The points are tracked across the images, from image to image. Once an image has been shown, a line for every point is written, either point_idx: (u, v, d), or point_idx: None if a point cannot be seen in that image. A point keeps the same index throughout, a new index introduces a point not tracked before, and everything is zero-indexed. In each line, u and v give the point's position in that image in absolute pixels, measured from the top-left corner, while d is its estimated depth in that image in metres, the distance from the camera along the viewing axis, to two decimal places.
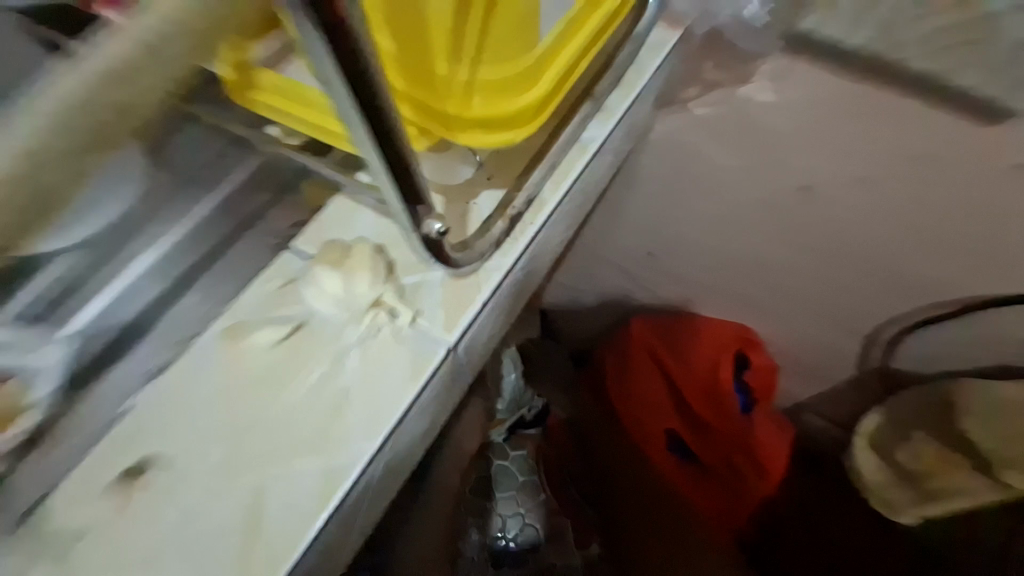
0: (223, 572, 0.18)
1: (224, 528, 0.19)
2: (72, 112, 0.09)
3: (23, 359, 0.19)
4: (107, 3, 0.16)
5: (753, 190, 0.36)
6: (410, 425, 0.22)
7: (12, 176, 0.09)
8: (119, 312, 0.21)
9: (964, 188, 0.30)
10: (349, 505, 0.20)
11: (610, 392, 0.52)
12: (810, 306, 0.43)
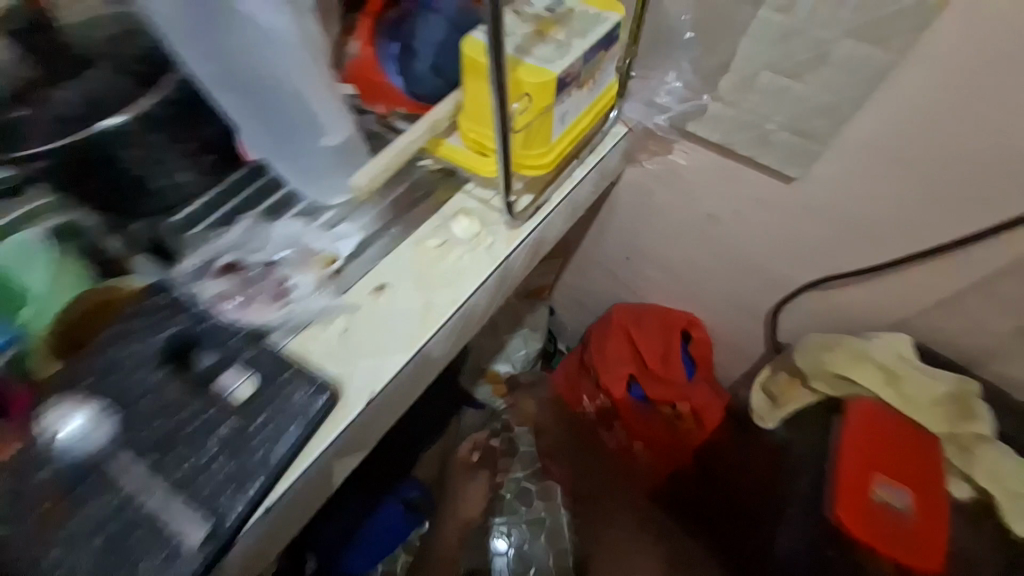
0: (397, 342, 0.39)
1: (400, 323, 0.40)
2: (390, 161, 0.39)
3: (331, 241, 0.42)
4: (378, 99, 0.43)
5: (684, 213, 0.60)
6: (479, 298, 0.42)
7: (371, 179, 0.38)
8: (363, 230, 0.44)
9: (789, 221, 0.52)
10: (442, 330, 0.40)
11: (594, 352, 0.76)
12: (729, 298, 0.66)
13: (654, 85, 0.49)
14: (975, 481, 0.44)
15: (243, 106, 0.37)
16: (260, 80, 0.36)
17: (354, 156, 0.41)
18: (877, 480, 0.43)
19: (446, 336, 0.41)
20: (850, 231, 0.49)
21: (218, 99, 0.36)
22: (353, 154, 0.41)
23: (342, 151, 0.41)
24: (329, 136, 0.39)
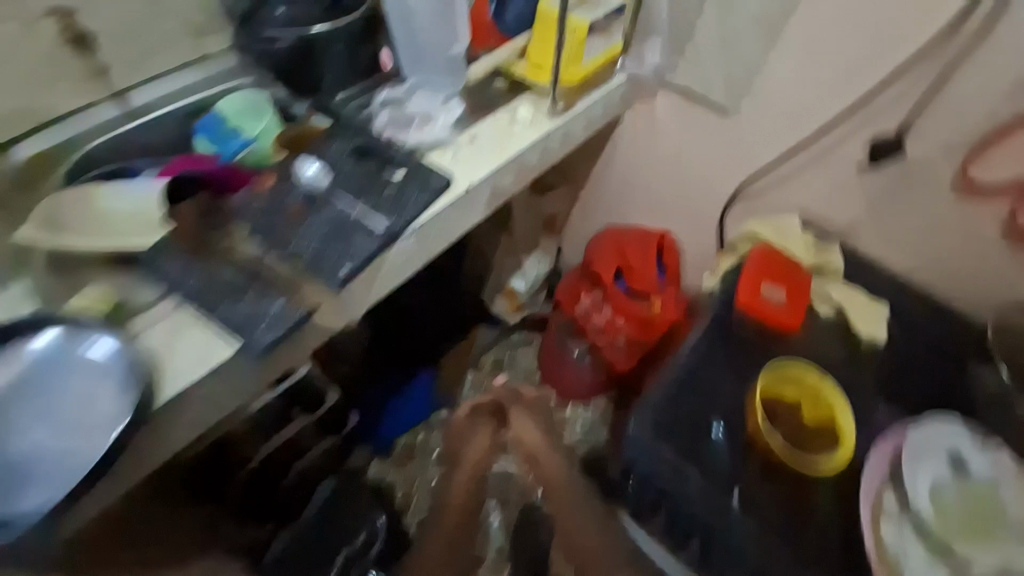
0: (486, 162, 0.65)
1: (487, 154, 0.66)
2: (484, 69, 0.73)
3: (442, 109, 0.68)
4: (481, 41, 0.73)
5: (662, 145, 0.87)
6: (531, 152, 0.69)
7: (478, 74, 0.73)
8: (460, 108, 0.69)
9: (727, 148, 0.80)
10: (510, 163, 0.66)
11: (589, 255, 1.04)
12: (690, 214, 0.93)
13: (646, 47, 0.77)
14: (832, 300, 0.69)
15: (406, 32, 0.69)
16: (421, 13, 0.67)
17: (459, 67, 0.71)
18: (765, 284, 0.67)
19: (510, 170, 0.67)
20: (763, 152, 0.77)
21: (393, 26, 0.69)
22: (457, 68, 0.70)
23: (453, 63, 0.70)
24: (455, 47, 0.69)
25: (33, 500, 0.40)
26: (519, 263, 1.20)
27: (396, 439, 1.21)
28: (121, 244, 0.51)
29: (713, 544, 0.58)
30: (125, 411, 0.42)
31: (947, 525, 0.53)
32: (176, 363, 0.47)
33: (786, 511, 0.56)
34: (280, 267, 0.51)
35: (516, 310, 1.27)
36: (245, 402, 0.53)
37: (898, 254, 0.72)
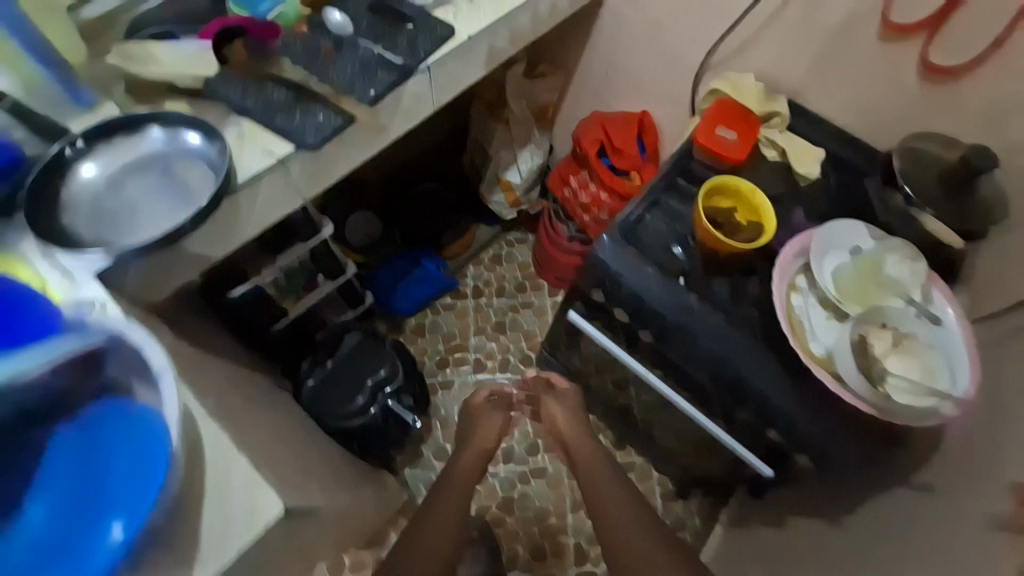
0: (483, 16, 0.75)
1: (484, 8, 0.76)
2: None
3: None
4: None
5: (640, 22, 0.98)
6: (523, 10, 0.79)
7: None
8: None
9: (695, 18, 0.91)
10: (505, 16, 0.76)
11: (576, 136, 1.14)
12: (667, 92, 1.05)
13: None
14: (778, 146, 0.82)
15: None
16: None
17: None
18: (717, 126, 0.81)
19: (505, 25, 0.78)
20: (726, 19, 0.87)
21: None
22: None
23: None
24: None
25: (150, 231, 0.54)
26: (516, 158, 1.27)
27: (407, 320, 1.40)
28: (178, 74, 0.62)
29: (670, 328, 0.73)
30: (221, 176, 0.57)
31: (842, 294, 0.69)
32: (243, 153, 0.59)
33: (724, 295, 0.72)
34: (322, 91, 0.64)
35: (513, 204, 1.34)
36: (297, 207, 0.67)
37: (837, 105, 0.84)
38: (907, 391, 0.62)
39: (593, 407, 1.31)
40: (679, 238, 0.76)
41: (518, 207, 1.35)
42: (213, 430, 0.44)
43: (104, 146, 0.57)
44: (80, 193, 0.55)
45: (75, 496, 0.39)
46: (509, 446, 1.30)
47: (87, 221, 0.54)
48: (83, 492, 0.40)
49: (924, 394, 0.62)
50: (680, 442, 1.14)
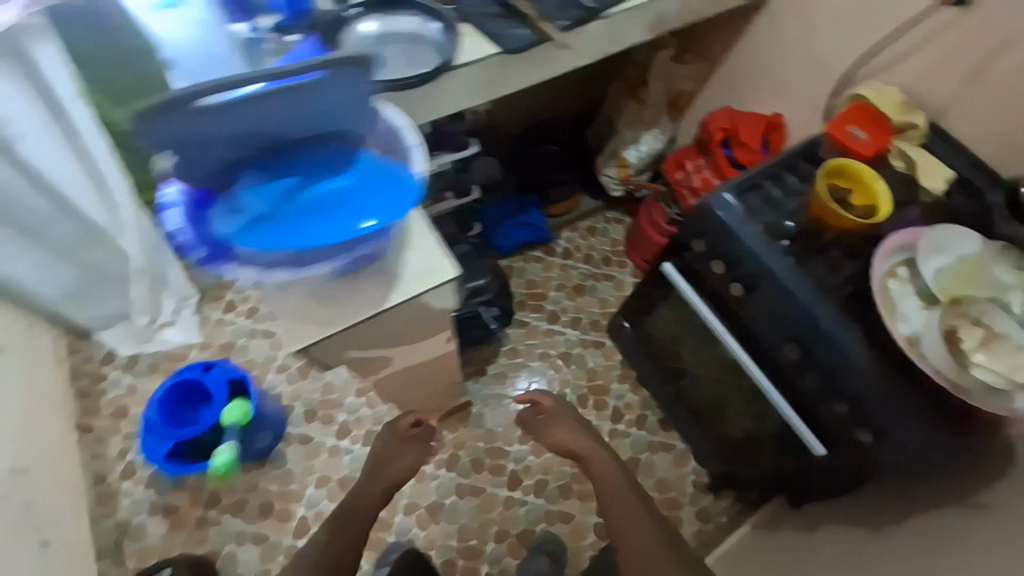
0: None
1: None
2: None
3: None
4: None
5: (795, 24, 1.06)
6: None
7: None
8: None
9: (851, 26, 0.97)
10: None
11: (704, 123, 1.21)
12: (804, 97, 1.11)
13: None
14: (908, 156, 0.86)
15: None
16: None
17: None
18: (852, 125, 0.87)
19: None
20: (883, 31, 0.93)
21: None
22: None
23: None
24: None
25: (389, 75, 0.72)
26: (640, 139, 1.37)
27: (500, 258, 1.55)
28: None
29: (761, 284, 0.80)
30: (446, 52, 0.74)
31: (940, 286, 0.73)
32: (462, 43, 0.76)
33: (819, 267, 0.78)
34: (527, 11, 0.80)
35: (623, 181, 1.43)
36: (480, 102, 0.83)
37: (978, 131, 0.86)
38: (990, 378, 0.66)
39: (644, 380, 1.36)
40: (788, 212, 0.83)
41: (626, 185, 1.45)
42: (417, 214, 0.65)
43: (377, 14, 0.75)
44: (346, 37, 0.73)
45: (360, 190, 0.56)
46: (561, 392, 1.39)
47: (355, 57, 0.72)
48: (364, 189, 0.56)
49: (1006, 385, 0.66)
50: (723, 437, 1.19)
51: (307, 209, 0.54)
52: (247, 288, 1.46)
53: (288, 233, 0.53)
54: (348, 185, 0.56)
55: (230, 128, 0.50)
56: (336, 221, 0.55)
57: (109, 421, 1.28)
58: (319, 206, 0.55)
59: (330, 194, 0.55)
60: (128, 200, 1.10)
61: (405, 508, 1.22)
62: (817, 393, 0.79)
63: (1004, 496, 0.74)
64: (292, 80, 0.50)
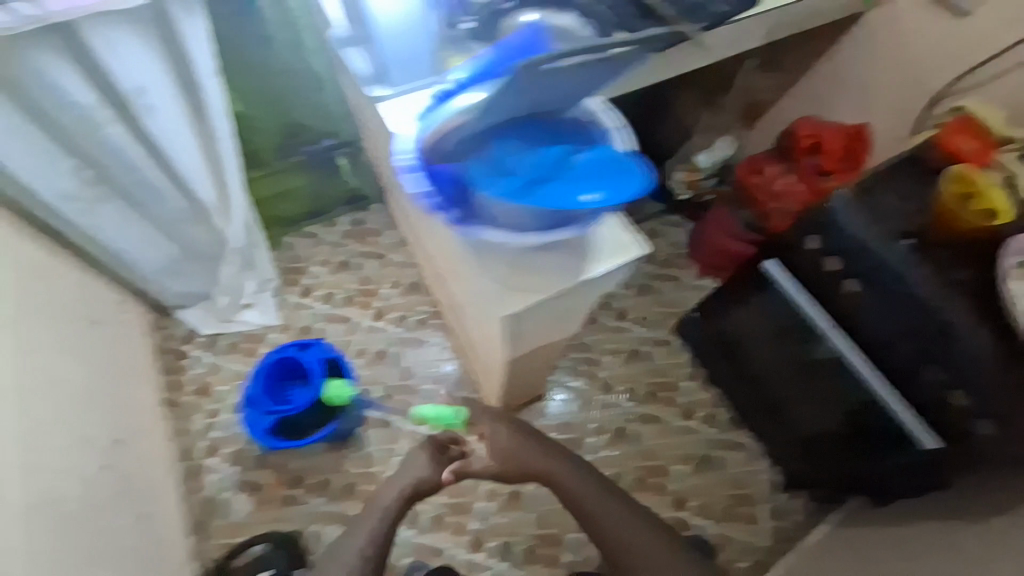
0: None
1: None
2: None
3: None
4: None
5: (892, 40, 1.10)
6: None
7: None
8: None
9: (951, 46, 1.03)
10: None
11: (788, 131, 1.25)
12: (894, 109, 1.16)
13: None
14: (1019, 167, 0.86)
15: None
16: None
17: None
18: (961, 135, 0.89)
19: (808, 3, 0.93)
20: (983, 52, 0.99)
21: None
22: None
23: None
24: None
25: None
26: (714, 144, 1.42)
27: None
28: None
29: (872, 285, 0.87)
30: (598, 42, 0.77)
31: None
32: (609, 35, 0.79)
33: (929, 271, 0.84)
34: (674, 9, 0.81)
35: (691, 185, 1.43)
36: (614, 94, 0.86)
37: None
38: None
39: (717, 379, 1.36)
40: (901, 224, 0.87)
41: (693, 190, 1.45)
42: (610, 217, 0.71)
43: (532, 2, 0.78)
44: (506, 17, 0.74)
45: (586, 167, 0.61)
46: (634, 387, 1.40)
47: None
48: (588, 167, 0.61)
49: None
50: (801, 440, 1.18)
51: (554, 176, 0.61)
52: (322, 274, 1.47)
53: (522, 193, 0.60)
54: (589, 157, 0.62)
55: (507, 98, 0.59)
56: (562, 189, 0.60)
57: (192, 398, 1.29)
58: (563, 174, 0.61)
59: (573, 165, 0.62)
60: (235, 181, 1.08)
61: (486, 495, 1.24)
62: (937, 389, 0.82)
63: None
64: (568, 57, 0.57)
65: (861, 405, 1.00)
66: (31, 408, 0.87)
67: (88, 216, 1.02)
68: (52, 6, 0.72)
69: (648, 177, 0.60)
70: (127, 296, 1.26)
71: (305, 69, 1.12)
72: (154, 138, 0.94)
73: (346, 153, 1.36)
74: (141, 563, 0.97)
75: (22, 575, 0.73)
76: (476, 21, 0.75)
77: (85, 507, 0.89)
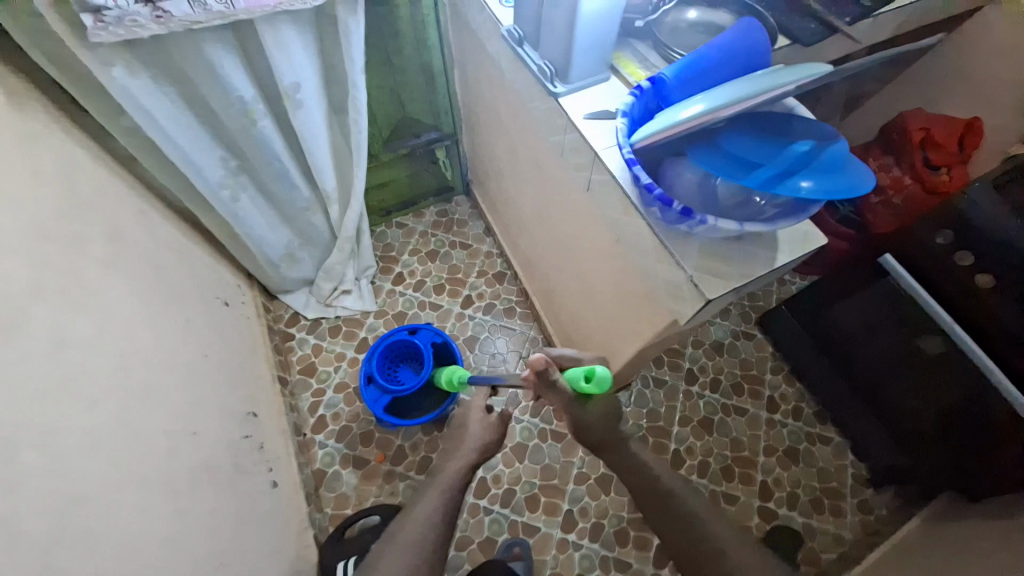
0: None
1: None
2: None
3: None
4: None
5: (1005, 38, 1.10)
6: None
7: None
8: None
9: None
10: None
11: (899, 124, 1.25)
12: (1003, 106, 1.15)
13: None
14: None
15: None
16: None
17: None
18: None
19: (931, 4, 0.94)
20: None
21: None
22: None
23: None
24: None
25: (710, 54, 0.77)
26: None
27: None
28: None
29: None
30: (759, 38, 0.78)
31: None
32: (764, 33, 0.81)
33: None
34: (818, 10, 0.83)
35: None
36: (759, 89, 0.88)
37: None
38: None
39: (809, 372, 1.39)
40: None
41: None
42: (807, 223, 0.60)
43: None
44: (678, 22, 0.74)
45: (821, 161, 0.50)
46: (718, 378, 1.43)
47: (687, 47, 0.72)
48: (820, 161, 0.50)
49: None
50: (902, 431, 1.20)
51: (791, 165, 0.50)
52: (413, 262, 1.55)
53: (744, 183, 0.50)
54: (825, 151, 0.51)
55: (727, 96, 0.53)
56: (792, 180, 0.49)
57: (299, 377, 1.37)
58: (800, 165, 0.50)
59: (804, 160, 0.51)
60: (359, 173, 1.14)
61: (577, 477, 1.28)
62: None
63: None
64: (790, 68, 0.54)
65: (959, 407, 1.01)
66: (194, 378, 0.94)
67: (228, 203, 1.08)
68: (240, 3, 0.74)
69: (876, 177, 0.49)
70: (243, 280, 1.34)
71: (423, 64, 1.18)
72: (299, 131, 1.00)
73: (444, 146, 1.43)
74: (279, 524, 1.03)
75: (177, 522, 0.75)
76: (642, 19, 0.74)
77: (237, 468, 0.96)
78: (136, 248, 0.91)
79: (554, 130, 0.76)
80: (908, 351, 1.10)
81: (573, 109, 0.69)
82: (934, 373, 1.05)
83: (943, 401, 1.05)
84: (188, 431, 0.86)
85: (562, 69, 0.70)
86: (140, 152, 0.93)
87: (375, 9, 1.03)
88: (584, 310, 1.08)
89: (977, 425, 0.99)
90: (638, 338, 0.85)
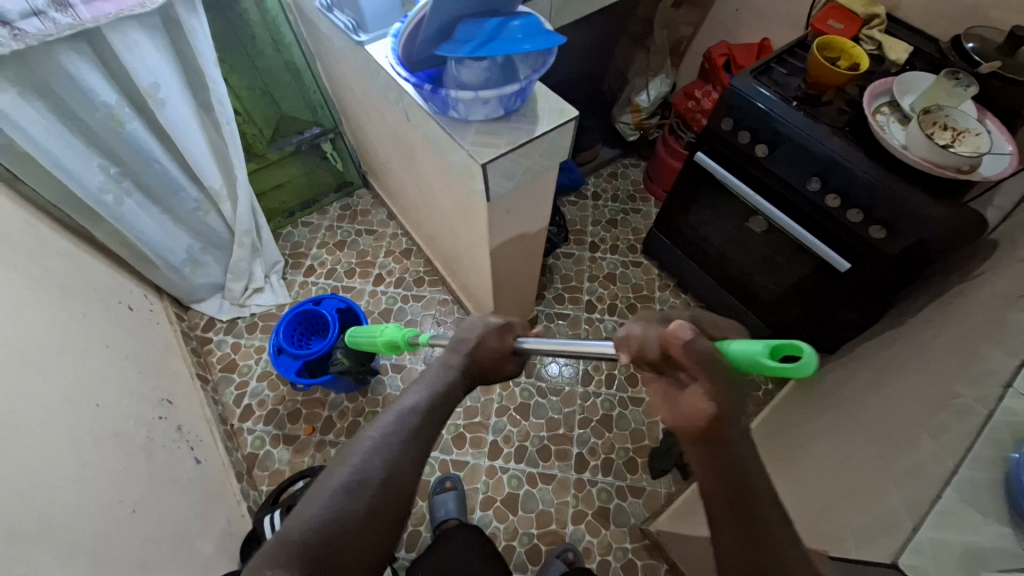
0: None
1: None
2: None
3: None
4: None
5: None
6: None
7: None
8: None
9: None
10: None
11: (709, 53, 1.45)
12: (785, 23, 1.39)
13: None
14: (870, 36, 1.10)
15: None
16: None
17: None
18: (829, 24, 1.12)
19: None
20: None
21: None
22: None
23: None
24: None
25: None
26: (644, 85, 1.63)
27: (559, 200, 1.74)
28: None
29: (777, 140, 1.05)
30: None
31: (915, 107, 0.98)
32: None
33: (817, 122, 1.02)
34: None
35: (637, 125, 1.67)
36: (556, 24, 1.06)
37: (921, 12, 1.10)
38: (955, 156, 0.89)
39: (688, 284, 1.54)
40: (793, 96, 1.05)
41: (640, 129, 1.68)
42: (551, 101, 0.77)
43: None
44: None
45: (522, 32, 0.65)
46: (613, 302, 1.56)
47: None
48: (520, 32, 0.65)
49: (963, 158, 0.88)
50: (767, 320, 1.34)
51: (497, 38, 0.64)
52: (322, 254, 1.63)
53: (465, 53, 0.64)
54: (522, 27, 0.65)
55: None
56: (496, 46, 0.63)
57: (221, 374, 1.43)
58: (497, 36, 0.65)
59: (508, 34, 0.65)
60: (241, 167, 1.25)
61: (497, 411, 1.40)
62: (856, 223, 0.98)
63: (987, 265, 0.88)
64: None
65: (803, 275, 1.17)
66: (95, 364, 1.00)
67: (114, 209, 1.14)
68: (86, 14, 0.87)
69: (563, 35, 0.65)
70: (151, 291, 1.40)
71: (286, 62, 1.30)
72: (168, 128, 1.09)
73: (329, 139, 1.55)
74: (207, 494, 1.09)
75: (80, 476, 0.80)
76: None
77: (151, 441, 1.02)
78: (26, 251, 0.97)
79: (372, 75, 0.90)
80: (762, 241, 1.24)
81: (373, 50, 0.84)
82: (784, 252, 1.19)
83: (799, 280, 1.19)
84: (91, 403, 0.92)
85: (361, 21, 0.85)
86: (16, 164, 1.00)
87: (226, 16, 1.16)
88: (458, 249, 1.21)
89: (826, 290, 1.13)
90: (485, 248, 0.98)
